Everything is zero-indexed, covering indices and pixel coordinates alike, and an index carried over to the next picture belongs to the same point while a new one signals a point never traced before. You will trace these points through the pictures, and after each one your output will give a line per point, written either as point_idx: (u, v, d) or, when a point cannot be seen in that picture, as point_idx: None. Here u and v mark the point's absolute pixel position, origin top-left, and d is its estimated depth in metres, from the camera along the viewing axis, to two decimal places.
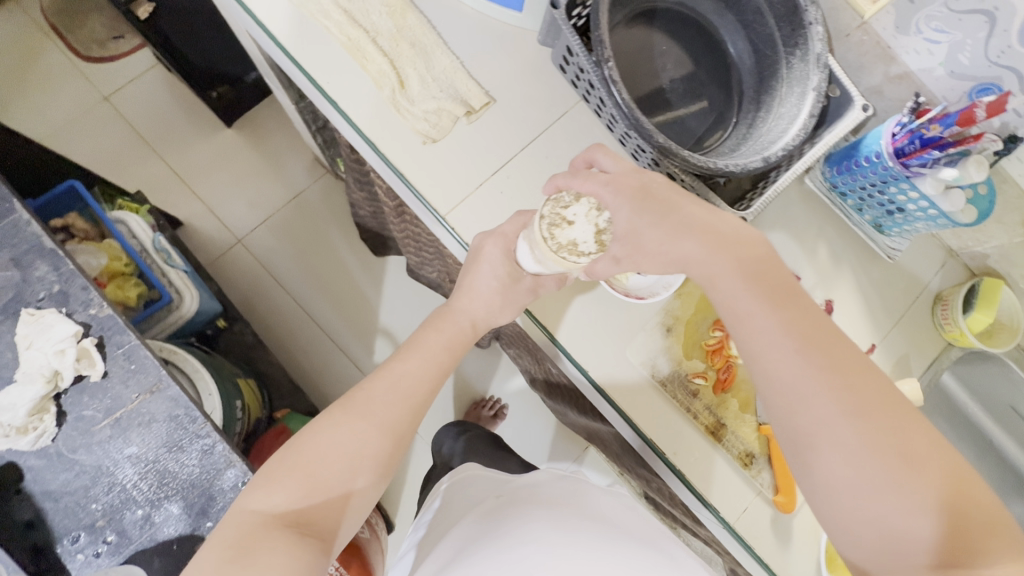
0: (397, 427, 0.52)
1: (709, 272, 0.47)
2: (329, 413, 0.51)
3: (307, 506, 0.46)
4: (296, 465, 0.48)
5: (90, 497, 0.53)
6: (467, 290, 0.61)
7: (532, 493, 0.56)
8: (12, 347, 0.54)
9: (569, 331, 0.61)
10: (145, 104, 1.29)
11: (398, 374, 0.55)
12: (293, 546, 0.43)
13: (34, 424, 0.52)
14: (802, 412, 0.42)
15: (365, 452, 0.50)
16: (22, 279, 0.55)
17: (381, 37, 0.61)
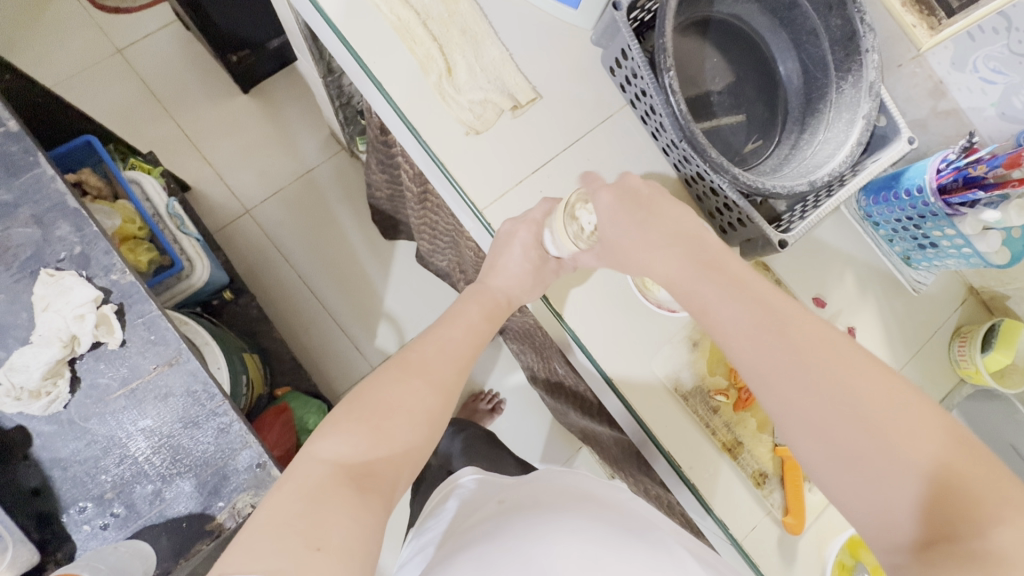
0: (449, 386, 0.51)
1: (729, 291, 0.46)
2: (384, 370, 0.50)
3: (375, 458, 0.44)
4: (363, 416, 0.45)
5: (100, 468, 0.51)
6: (495, 269, 0.61)
7: (538, 495, 0.54)
8: (27, 307, 0.52)
9: (591, 333, 0.61)
10: (159, 61, 1.25)
11: (446, 339, 0.55)
12: (356, 508, 0.39)
13: (47, 389, 0.50)
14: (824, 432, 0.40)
15: (426, 409, 0.48)
16: (42, 237, 0.53)
17: (432, 21, 0.60)
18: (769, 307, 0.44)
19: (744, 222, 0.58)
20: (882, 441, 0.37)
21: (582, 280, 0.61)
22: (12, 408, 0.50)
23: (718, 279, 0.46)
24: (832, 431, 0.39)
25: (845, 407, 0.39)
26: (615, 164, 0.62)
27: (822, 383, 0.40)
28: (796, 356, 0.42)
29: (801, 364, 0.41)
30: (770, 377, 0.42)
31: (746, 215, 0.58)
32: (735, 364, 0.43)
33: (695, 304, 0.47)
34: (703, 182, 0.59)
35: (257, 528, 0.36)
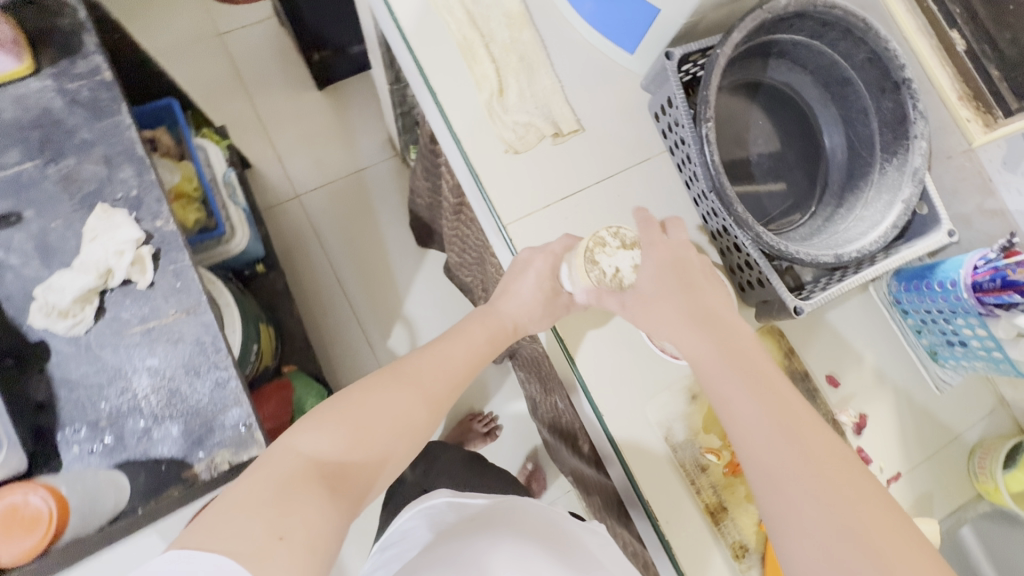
0: (438, 406, 0.53)
1: (762, 378, 0.46)
2: (376, 377, 0.51)
3: (351, 461, 0.44)
4: (345, 414, 0.46)
5: (101, 396, 0.54)
6: (508, 293, 0.62)
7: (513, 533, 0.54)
8: (78, 234, 0.56)
9: (588, 365, 0.61)
10: (252, 49, 1.36)
11: (447, 359, 0.56)
12: (325, 507, 0.40)
13: (74, 312, 0.54)
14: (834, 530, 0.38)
15: (409, 420, 0.50)
16: (106, 176, 0.58)
17: (494, 44, 0.64)
18: (783, 404, 0.44)
19: (763, 282, 0.58)
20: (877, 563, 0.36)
21: (590, 309, 0.62)
22: (40, 323, 0.54)
23: (747, 369, 0.47)
24: (842, 533, 0.38)
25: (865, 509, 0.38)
26: (642, 205, 0.63)
27: (832, 484, 0.40)
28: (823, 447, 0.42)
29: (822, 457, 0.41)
30: (775, 470, 0.42)
31: (765, 277, 0.57)
32: (755, 444, 0.43)
33: (716, 396, 0.47)
34: (728, 236, 0.59)
35: (228, 507, 0.37)
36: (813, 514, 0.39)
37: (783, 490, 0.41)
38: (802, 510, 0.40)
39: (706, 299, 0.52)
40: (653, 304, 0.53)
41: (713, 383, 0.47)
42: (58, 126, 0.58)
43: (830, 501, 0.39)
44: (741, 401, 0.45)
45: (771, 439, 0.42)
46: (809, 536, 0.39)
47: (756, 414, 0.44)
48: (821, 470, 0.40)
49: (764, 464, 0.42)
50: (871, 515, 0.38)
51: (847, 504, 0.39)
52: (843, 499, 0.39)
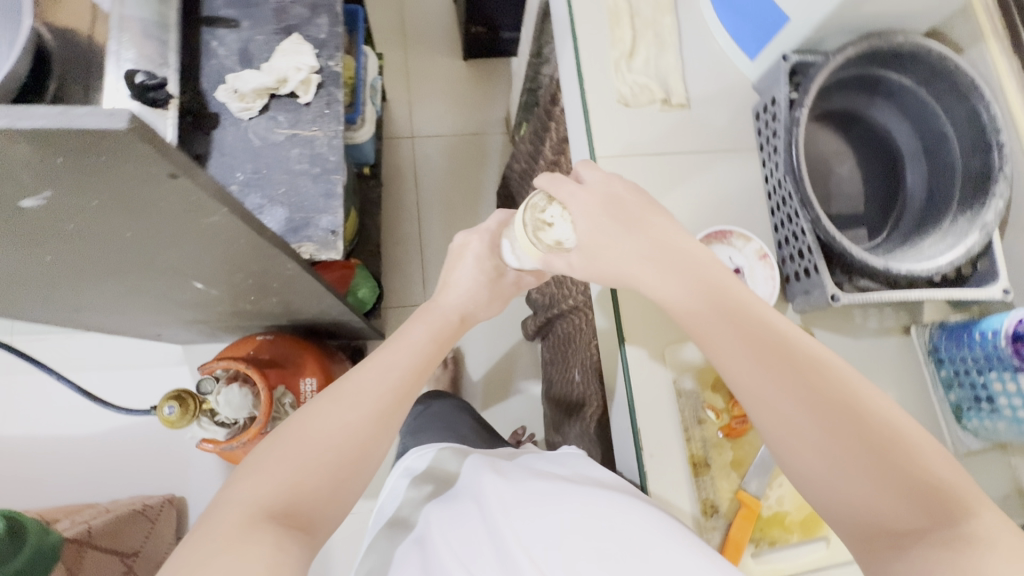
0: (385, 418, 0.57)
1: (728, 300, 0.50)
2: (318, 402, 0.55)
3: (297, 497, 0.48)
4: (284, 456, 0.50)
5: (241, 168, 0.67)
6: (452, 287, 0.75)
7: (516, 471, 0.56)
8: (272, 52, 0.70)
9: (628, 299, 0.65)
10: (422, 12, 1.55)
11: (393, 366, 0.61)
12: (281, 538, 0.44)
13: (248, 100, 0.67)
14: (798, 424, 0.44)
15: (354, 435, 0.53)
16: (305, 17, 0.71)
17: (638, 19, 0.74)
18: (750, 324, 0.49)
19: (809, 273, 0.62)
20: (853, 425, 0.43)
21: None
22: (222, 98, 0.67)
23: (718, 295, 0.50)
24: (818, 415, 0.44)
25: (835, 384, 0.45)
26: (719, 183, 0.70)
27: (805, 379, 0.45)
28: (788, 352, 0.47)
29: (788, 358, 0.46)
30: (748, 381, 0.47)
31: (812, 266, 0.61)
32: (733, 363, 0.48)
33: (695, 330, 0.51)
34: (790, 225, 0.64)
35: (200, 555, 0.41)
36: (790, 410, 0.45)
37: (780, 414, 0.45)
38: (779, 405, 0.45)
39: (657, 230, 0.55)
40: (590, 240, 0.55)
41: (686, 319, 0.52)
42: None
43: (803, 390, 0.45)
44: (712, 327, 0.50)
45: (743, 354, 0.47)
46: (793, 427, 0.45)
47: (729, 335, 0.48)
48: (791, 373, 0.46)
49: (752, 392, 0.47)
50: (836, 394, 0.44)
51: (822, 393, 0.44)
52: (814, 388, 0.45)
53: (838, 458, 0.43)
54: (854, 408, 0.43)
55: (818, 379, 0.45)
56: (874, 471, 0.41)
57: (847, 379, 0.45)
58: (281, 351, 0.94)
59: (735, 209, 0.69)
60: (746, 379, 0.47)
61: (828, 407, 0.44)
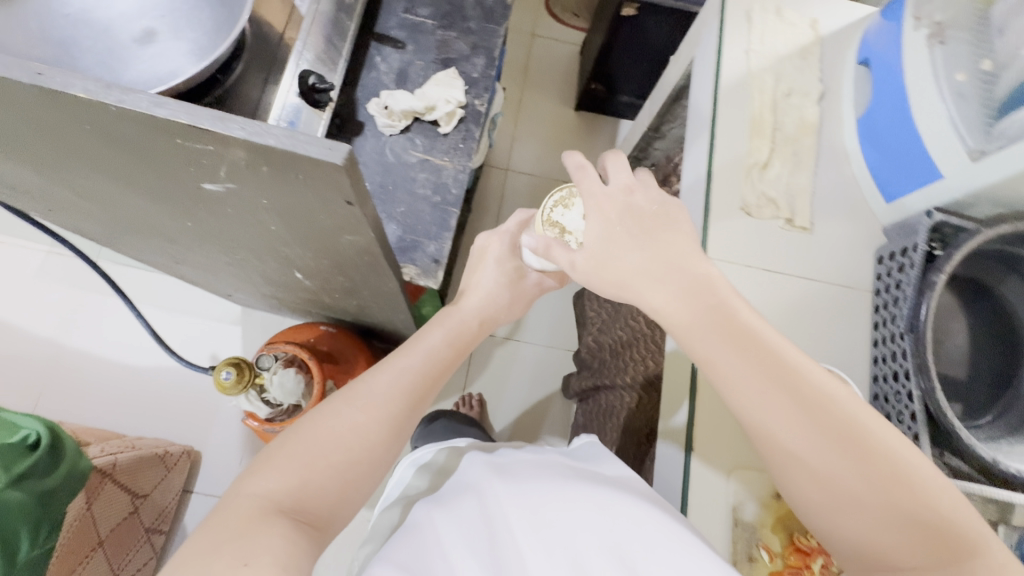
0: (399, 423, 0.55)
1: (742, 328, 0.49)
2: (331, 403, 0.54)
3: (305, 492, 0.47)
4: (297, 451, 0.49)
5: (368, 177, 0.70)
6: (472, 287, 0.75)
7: (520, 472, 0.52)
8: (427, 79, 0.73)
9: (708, 412, 0.62)
10: (548, 57, 1.58)
11: (405, 370, 0.59)
12: (293, 530, 0.43)
13: (394, 118, 0.70)
14: (807, 458, 0.46)
15: (365, 437, 0.52)
16: (465, 55, 0.75)
17: (779, 134, 0.74)
18: (762, 355, 0.48)
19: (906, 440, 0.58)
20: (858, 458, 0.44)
21: None
22: (371, 111, 0.71)
23: (734, 325, 0.49)
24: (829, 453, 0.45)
25: (838, 418, 0.46)
26: (824, 317, 0.68)
27: (811, 414, 0.46)
28: (797, 386, 0.47)
29: (796, 393, 0.47)
30: (759, 415, 0.48)
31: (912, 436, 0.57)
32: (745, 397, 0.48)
33: (701, 355, 0.50)
34: (893, 383, 0.61)
35: (201, 548, 0.39)
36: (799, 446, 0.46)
37: (790, 448, 0.46)
38: (791, 439, 0.46)
39: (672, 244, 0.52)
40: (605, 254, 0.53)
41: (695, 344, 0.50)
42: (458, 9, 0.76)
43: (810, 424, 0.46)
44: (723, 357, 0.49)
45: (755, 389, 0.47)
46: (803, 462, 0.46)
47: (741, 366, 0.48)
48: (800, 410, 0.46)
49: (764, 427, 0.47)
50: (841, 426, 0.45)
51: (830, 426, 0.45)
52: (820, 422, 0.46)
53: (846, 489, 0.45)
54: (859, 442, 0.45)
55: (826, 417, 0.46)
56: (876, 502, 0.44)
57: (854, 419, 0.46)
58: (340, 347, 0.95)
59: (835, 347, 0.67)
60: (755, 411, 0.48)
61: (840, 441, 0.45)
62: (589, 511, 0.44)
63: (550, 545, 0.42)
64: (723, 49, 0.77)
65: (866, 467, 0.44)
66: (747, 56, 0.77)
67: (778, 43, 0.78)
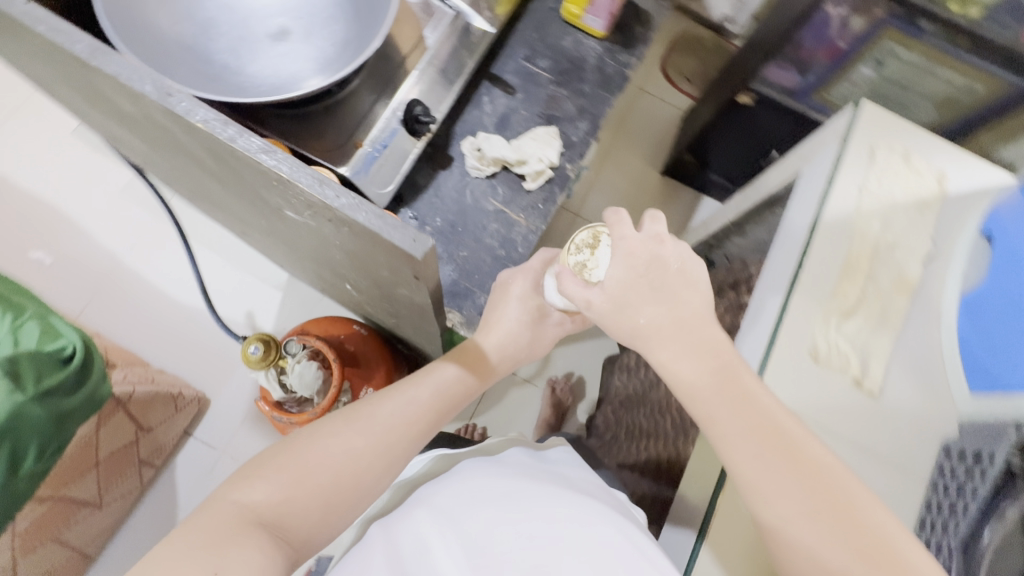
0: (394, 452, 0.53)
1: (747, 391, 0.51)
2: (329, 422, 0.53)
3: (288, 506, 0.45)
4: (288, 464, 0.48)
5: (441, 214, 0.70)
6: (491, 325, 0.64)
7: (495, 474, 0.57)
8: (526, 131, 0.73)
9: (734, 515, 0.55)
10: (648, 115, 1.54)
11: (413, 400, 0.57)
12: (267, 548, 0.41)
13: (483, 163, 0.70)
14: (794, 529, 0.47)
15: (357, 462, 0.50)
16: (570, 117, 0.74)
17: (872, 285, 0.69)
18: (764, 419, 0.50)
19: None
20: (851, 531, 0.45)
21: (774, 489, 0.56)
22: (464, 149, 0.70)
23: (740, 386, 0.51)
24: (821, 519, 0.46)
25: (835, 481, 0.47)
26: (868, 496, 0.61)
27: (805, 476, 0.47)
28: (796, 452, 0.48)
29: (794, 457, 0.48)
30: (756, 482, 0.49)
31: None
32: (745, 460, 0.49)
33: (706, 417, 0.52)
34: None
35: (178, 544, 0.39)
36: (790, 512, 0.47)
37: (782, 515, 0.48)
38: (781, 505, 0.47)
39: (688, 307, 0.54)
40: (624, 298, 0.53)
41: (701, 404, 0.52)
42: (577, 70, 0.76)
43: (808, 490, 0.47)
44: (726, 418, 0.51)
45: (754, 453, 0.49)
46: (799, 535, 0.47)
47: (736, 428, 0.50)
48: (795, 477, 0.48)
49: (758, 491, 0.49)
50: (832, 488, 0.47)
51: (825, 495, 0.47)
52: (816, 484, 0.47)
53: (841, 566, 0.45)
54: (850, 509, 0.46)
55: (819, 484, 0.47)
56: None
57: (843, 493, 0.47)
58: (365, 351, 0.97)
59: None
60: (752, 469, 0.49)
61: (840, 525, 0.46)
62: (553, 525, 0.48)
63: (497, 534, 0.47)
64: (834, 181, 0.73)
65: (855, 538, 0.45)
66: (859, 194, 0.72)
67: (896, 188, 0.73)
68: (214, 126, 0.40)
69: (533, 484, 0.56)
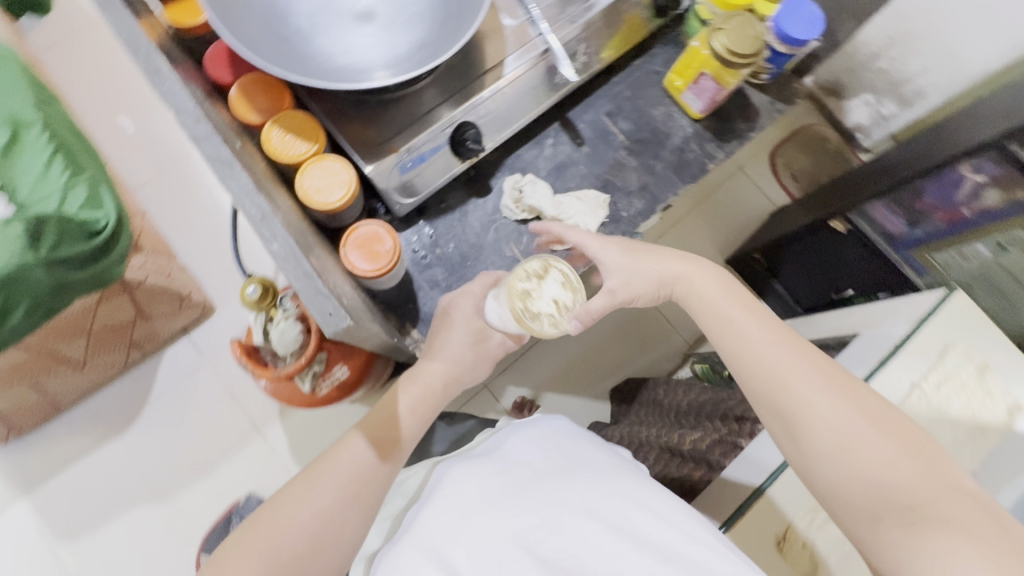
0: (355, 503, 0.53)
1: (744, 317, 0.58)
2: (291, 486, 0.54)
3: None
4: (260, 538, 0.49)
5: (456, 242, 0.74)
6: (435, 352, 0.62)
7: (507, 478, 0.55)
8: (576, 188, 0.76)
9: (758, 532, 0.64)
10: (736, 199, 1.37)
11: (364, 445, 0.56)
12: None
13: (520, 207, 0.73)
14: (813, 416, 0.51)
15: (326, 527, 0.51)
16: (626, 190, 0.76)
17: None
18: (777, 336, 0.56)
19: None
20: (865, 421, 0.50)
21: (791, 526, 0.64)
22: (507, 185, 0.74)
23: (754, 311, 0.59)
24: (840, 407, 0.51)
25: (839, 372, 0.53)
26: None
27: (819, 371, 0.53)
28: (805, 352, 0.54)
29: (805, 358, 0.54)
30: (778, 375, 0.53)
31: None
32: (761, 360, 0.55)
33: (721, 327, 0.59)
34: None
35: None
36: (813, 400, 0.51)
37: (803, 400, 0.52)
38: (808, 396, 0.51)
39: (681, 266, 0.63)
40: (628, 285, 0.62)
41: (718, 308, 0.60)
42: (657, 142, 0.77)
43: (822, 377, 0.53)
44: (746, 332, 0.57)
45: (771, 352, 0.55)
46: (822, 417, 0.50)
47: (758, 337, 0.56)
48: (810, 368, 0.53)
49: (775, 380, 0.53)
50: (846, 381, 0.52)
51: (839, 381, 0.52)
52: (828, 378, 0.53)
53: (860, 452, 0.48)
54: (860, 395, 0.51)
55: (829, 380, 0.52)
56: (887, 445, 0.48)
57: (855, 391, 0.52)
58: None
59: None
60: (768, 363, 0.54)
61: (853, 401, 0.51)
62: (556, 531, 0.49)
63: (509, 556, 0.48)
64: (886, 364, 0.64)
65: (869, 415, 0.50)
66: (909, 390, 0.63)
67: (953, 401, 0.63)
68: (187, 120, 0.51)
69: (529, 484, 0.54)
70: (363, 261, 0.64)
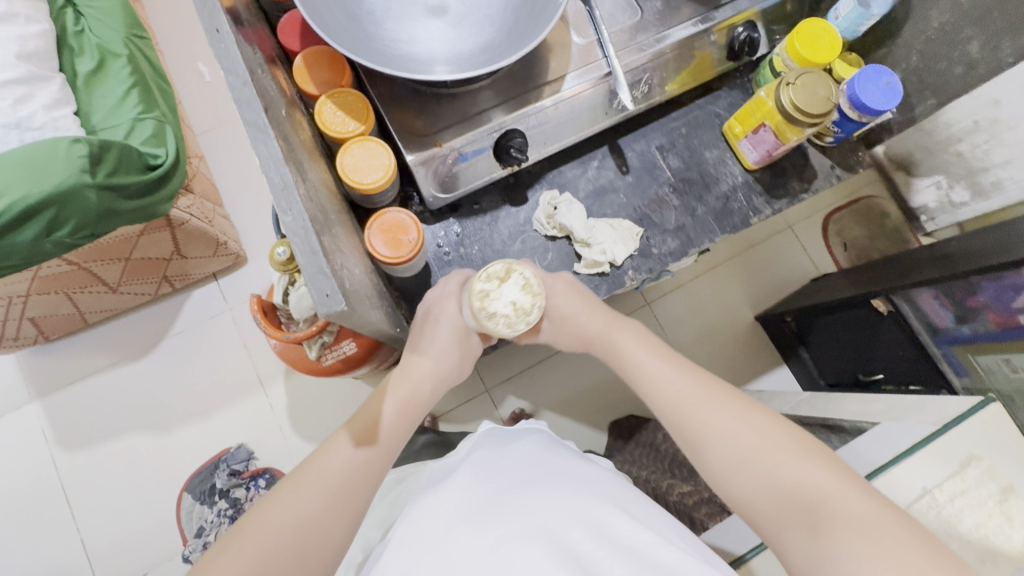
0: (342, 500, 0.52)
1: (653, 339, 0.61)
2: (279, 486, 0.52)
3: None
4: (248, 538, 0.48)
5: (481, 246, 0.74)
6: (425, 351, 0.63)
7: (488, 484, 0.53)
8: (613, 215, 0.75)
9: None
10: (782, 255, 1.32)
11: (343, 444, 0.54)
12: None
13: (550, 223, 0.73)
14: (711, 434, 0.52)
15: (316, 525, 0.50)
16: (663, 227, 0.74)
17: None
18: (675, 359, 0.59)
19: None
20: (762, 433, 0.51)
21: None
22: (542, 201, 0.74)
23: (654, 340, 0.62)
24: (737, 425, 0.52)
25: (735, 395, 0.55)
26: None
27: (712, 395, 0.55)
28: (700, 377, 0.57)
29: (701, 382, 0.56)
30: (680, 401, 0.55)
31: None
32: (664, 393, 0.56)
33: (629, 362, 0.60)
34: None
35: None
36: (716, 420, 0.52)
37: (707, 426, 0.52)
38: (713, 419, 0.53)
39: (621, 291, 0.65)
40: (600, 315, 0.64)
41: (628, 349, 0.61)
42: (704, 186, 0.75)
43: (716, 399, 0.54)
44: (650, 360, 0.59)
45: (673, 380, 0.56)
46: (724, 437, 0.51)
47: (659, 368, 0.58)
48: (705, 390, 0.55)
49: (676, 408, 0.55)
50: (743, 403, 0.54)
51: (734, 400, 0.54)
52: (720, 397, 0.54)
53: (767, 457, 0.49)
54: (757, 410, 0.53)
55: (727, 398, 0.54)
56: (791, 451, 0.49)
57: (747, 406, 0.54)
58: None
59: None
60: (671, 393, 0.56)
61: (749, 414, 0.52)
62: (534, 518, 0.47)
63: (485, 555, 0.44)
64: (897, 462, 0.61)
65: (765, 426, 0.51)
66: (919, 494, 0.59)
67: (966, 517, 0.59)
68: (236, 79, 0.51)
69: (507, 496, 0.50)
70: (384, 246, 0.65)
